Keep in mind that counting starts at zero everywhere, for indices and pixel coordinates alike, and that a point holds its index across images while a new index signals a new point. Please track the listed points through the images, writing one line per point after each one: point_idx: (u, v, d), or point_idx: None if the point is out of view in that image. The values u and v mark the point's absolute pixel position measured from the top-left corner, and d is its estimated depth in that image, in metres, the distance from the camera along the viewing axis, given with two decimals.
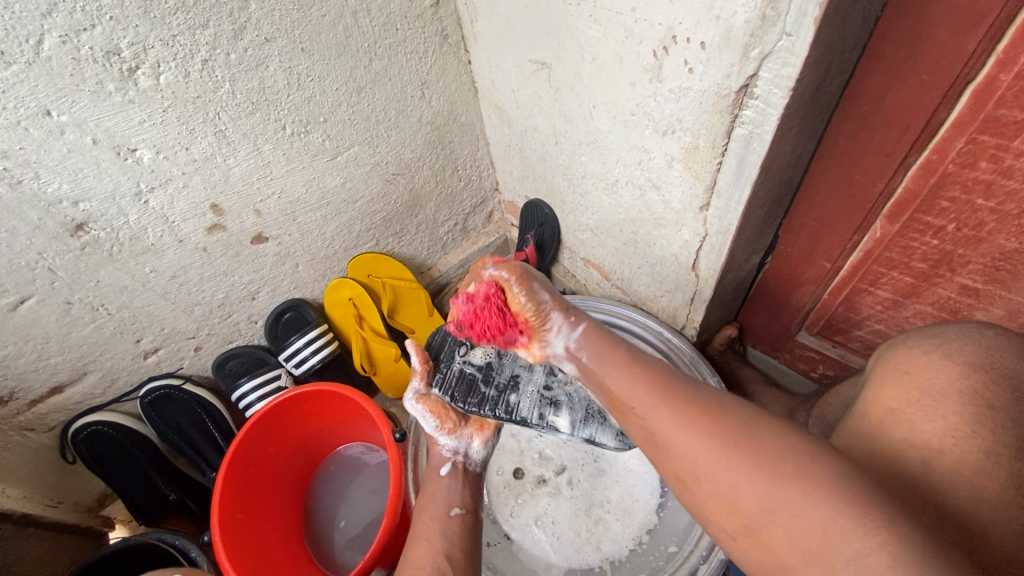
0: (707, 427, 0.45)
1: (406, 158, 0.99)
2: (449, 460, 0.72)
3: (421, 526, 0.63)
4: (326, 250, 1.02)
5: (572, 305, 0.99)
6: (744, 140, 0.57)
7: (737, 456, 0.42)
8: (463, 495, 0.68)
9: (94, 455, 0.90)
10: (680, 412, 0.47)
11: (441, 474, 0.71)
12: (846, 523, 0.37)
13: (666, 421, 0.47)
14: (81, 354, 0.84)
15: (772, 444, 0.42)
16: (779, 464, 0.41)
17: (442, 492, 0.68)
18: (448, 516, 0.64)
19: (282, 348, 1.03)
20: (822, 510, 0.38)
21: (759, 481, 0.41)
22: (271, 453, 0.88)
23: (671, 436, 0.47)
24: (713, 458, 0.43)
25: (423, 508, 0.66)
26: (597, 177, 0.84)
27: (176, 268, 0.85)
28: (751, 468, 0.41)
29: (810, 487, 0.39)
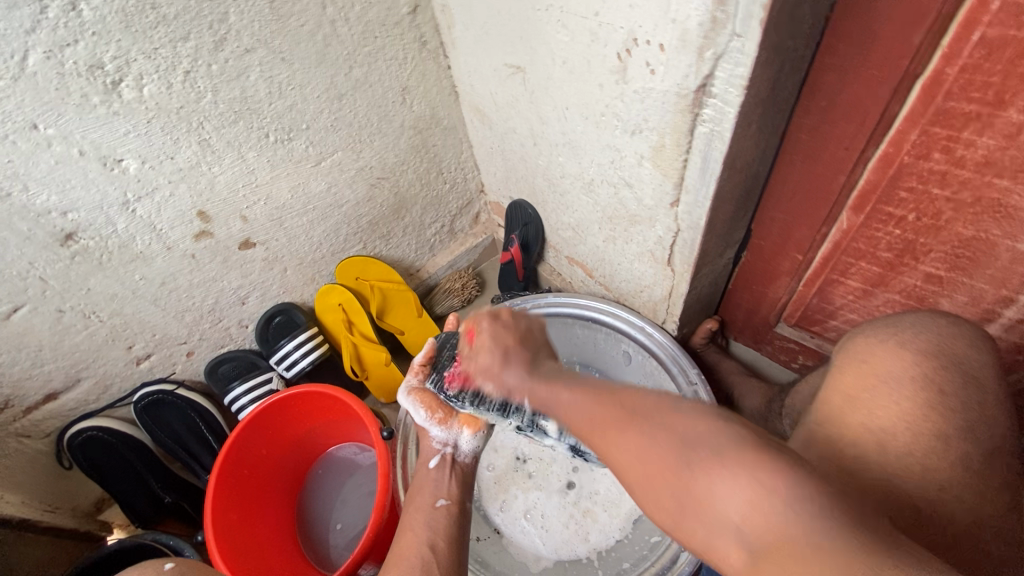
0: (632, 418, 0.43)
1: (391, 162, 1.01)
2: (438, 454, 0.74)
3: (408, 518, 0.66)
4: (314, 254, 1.04)
5: (555, 303, 1.01)
6: (706, 137, 0.59)
7: (655, 444, 0.40)
8: (449, 485, 0.70)
9: (89, 460, 0.92)
10: (615, 413, 0.44)
11: (430, 466, 0.73)
12: (747, 502, 0.35)
13: (602, 429, 0.44)
14: (74, 360, 0.86)
15: (688, 431, 0.39)
16: (688, 446, 0.38)
17: (428, 485, 0.70)
18: (435, 506, 0.67)
19: (273, 352, 1.05)
20: (732, 487, 0.35)
21: (673, 467, 0.39)
22: (263, 455, 0.90)
23: (608, 437, 0.44)
24: (636, 446, 0.41)
25: (411, 500, 0.69)
26: (574, 177, 0.86)
27: (166, 274, 0.87)
28: (666, 458, 0.39)
29: (712, 472, 0.36)
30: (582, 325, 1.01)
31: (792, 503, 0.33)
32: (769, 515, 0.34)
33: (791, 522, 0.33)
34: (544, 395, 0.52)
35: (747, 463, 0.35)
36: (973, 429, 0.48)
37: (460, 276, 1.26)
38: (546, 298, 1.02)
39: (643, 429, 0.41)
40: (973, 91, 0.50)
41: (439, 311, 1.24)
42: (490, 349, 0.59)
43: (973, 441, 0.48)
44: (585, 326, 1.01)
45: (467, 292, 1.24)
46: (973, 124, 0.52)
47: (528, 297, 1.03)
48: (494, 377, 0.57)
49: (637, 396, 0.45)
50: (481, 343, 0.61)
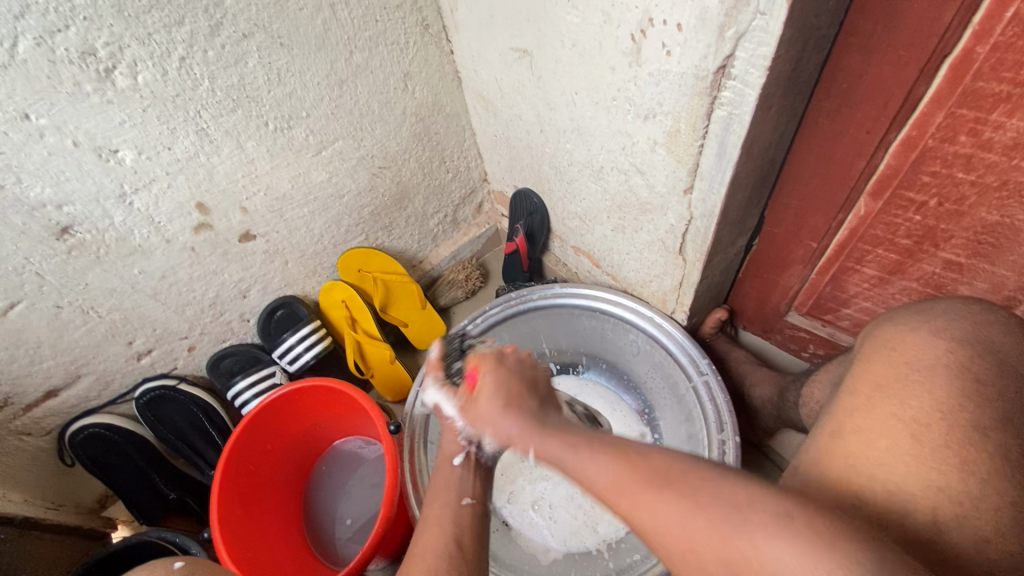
0: (667, 484, 0.40)
1: (392, 151, 0.99)
2: (463, 450, 0.67)
3: (431, 513, 0.60)
4: (316, 246, 1.01)
5: (562, 294, 0.99)
6: (724, 121, 0.57)
7: (706, 510, 0.38)
8: (477, 487, 0.64)
9: (91, 456, 0.91)
10: (646, 476, 0.40)
11: (453, 462, 0.66)
12: (804, 571, 0.34)
13: (635, 500, 0.40)
14: (73, 357, 0.84)
15: (737, 497, 0.38)
16: (744, 515, 0.37)
17: (455, 480, 0.64)
18: (460, 505, 0.61)
19: (276, 345, 1.03)
20: (807, 560, 0.34)
21: (723, 539, 0.37)
22: (270, 449, 0.89)
23: (644, 507, 0.40)
24: (671, 509, 0.39)
25: (433, 496, 0.63)
26: (582, 164, 0.83)
27: (165, 268, 0.85)
28: (717, 527, 0.37)
29: (774, 544, 0.35)
30: (590, 315, 1.00)
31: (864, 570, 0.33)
32: None
33: None
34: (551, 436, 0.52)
35: (813, 532, 0.35)
36: (1005, 419, 0.47)
37: (464, 267, 1.24)
38: (553, 289, 1.00)
39: (687, 495, 0.39)
40: (1004, 71, 0.48)
41: (443, 302, 1.22)
42: (489, 396, 0.54)
43: (1004, 432, 0.46)
44: (592, 317, 0.99)
45: (472, 281, 1.23)
46: (1002, 105, 0.50)
47: (534, 287, 1.01)
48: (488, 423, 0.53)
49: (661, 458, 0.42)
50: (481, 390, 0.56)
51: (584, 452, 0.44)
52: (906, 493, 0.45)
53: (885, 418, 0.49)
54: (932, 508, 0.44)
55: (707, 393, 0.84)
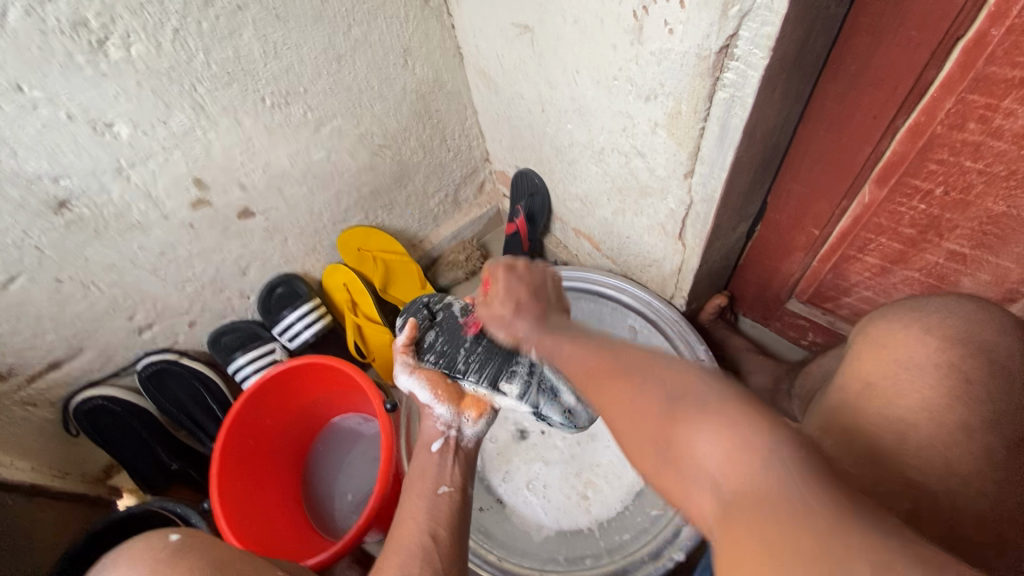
0: (624, 372, 0.42)
1: (392, 128, 0.98)
2: (441, 437, 0.74)
3: (408, 505, 0.65)
4: (315, 224, 1.01)
5: (562, 277, 0.99)
6: (726, 104, 0.56)
7: (644, 391, 0.39)
8: (452, 473, 0.70)
9: (95, 426, 0.93)
10: (612, 366, 0.44)
11: (431, 450, 0.73)
12: (722, 454, 0.32)
13: (599, 384, 0.44)
14: (75, 330, 0.85)
15: (672, 382, 0.38)
16: (671, 391, 0.38)
17: (432, 470, 0.70)
18: (437, 494, 0.66)
19: (276, 322, 1.04)
20: (711, 428, 0.33)
21: (657, 420, 0.37)
22: (269, 425, 0.91)
23: (603, 386, 0.43)
24: (626, 395, 0.40)
25: (411, 487, 0.68)
26: (584, 146, 0.82)
27: (164, 244, 0.85)
28: (657, 406, 0.37)
29: (688, 425, 0.35)
30: (588, 299, 0.99)
31: (773, 449, 0.31)
32: (744, 476, 0.31)
33: (764, 477, 0.30)
34: (546, 337, 0.56)
35: (730, 414, 0.33)
36: (999, 414, 0.46)
37: (464, 248, 1.24)
38: None
39: (634, 381, 0.41)
40: (1018, 55, 0.46)
41: (443, 283, 1.22)
42: (503, 297, 0.63)
43: (997, 427, 0.46)
44: (591, 300, 0.99)
45: (472, 263, 1.23)
46: (1014, 92, 0.48)
47: None
48: (509, 325, 0.62)
49: (635, 353, 0.45)
50: (495, 289, 0.65)
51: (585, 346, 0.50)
52: (889, 491, 0.45)
53: (874, 416, 0.49)
54: (913, 502, 0.44)
55: None
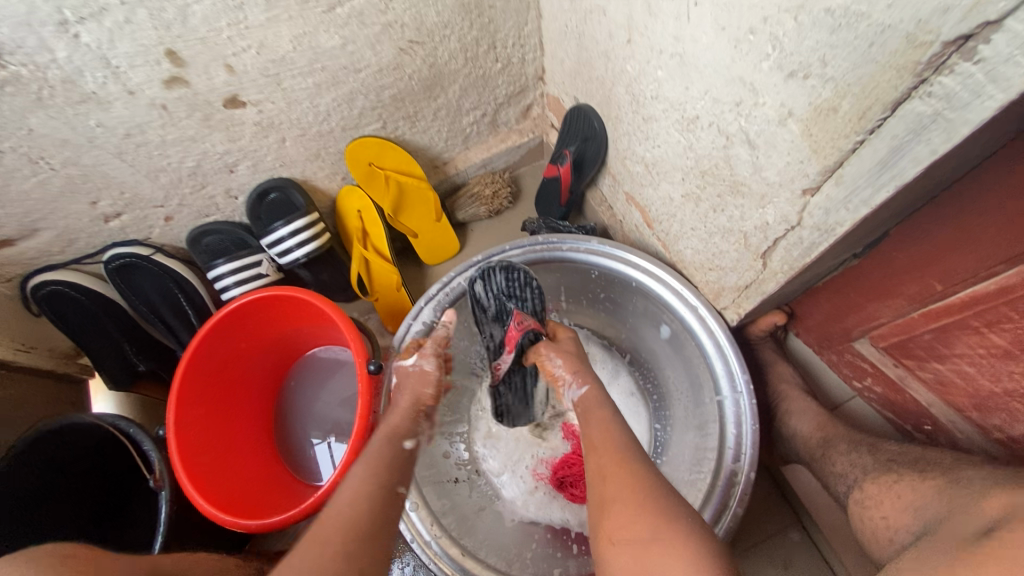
0: (629, 470, 0.56)
1: (430, 22, 0.76)
2: (412, 439, 0.67)
3: (358, 481, 0.57)
4: (321, 126, 0.83)
5: (599, 253, 0.83)
6: (916, 122, 0.37)
7: (645, 491, 0.53)
8: (406, 473, 0.62)
9: (57, 313, 0.84)
10: (624, 469, 0.56)
11: (400, 410, 0.70)
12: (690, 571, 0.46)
13: (614, 474, 0.56)
14: (26, 209, 0.72)
15: (668, 506, 0.52)
16: (662, 503, 0.52)
17: (395, 469, 0.61)
18: (395, 493, 0.58)
19: (264, 234, 0.91)
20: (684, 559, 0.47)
21: (608, 479, 0.57)
22: (244, 352, 0.83)
23: (611, 477, 0.56)
24: (602, 420, 0.65)
25: (364, 467, 0.59)
26: (672, 104, 0.62)
27: (129, 124, 0.69)
28: (654, 517, 0.51)
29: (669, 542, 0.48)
30: (623, 285, 0.85)
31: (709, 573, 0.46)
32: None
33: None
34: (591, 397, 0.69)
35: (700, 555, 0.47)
36: None
37: (493, 180, 1.06)
38: (591, 244, 0.84)
39: (641, 486, 0.54)
40: None
41: (462, 217, 1.07)
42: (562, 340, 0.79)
43: None
44: (625, 287, 0.85)
45: (498, 201, 1.06)
46: None
47: (569, 235, 0.85)
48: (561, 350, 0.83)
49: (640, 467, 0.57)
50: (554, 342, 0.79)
51: (622, 433, 0.62)
52: None
53: None
54: None
55: (734, 413, 0.72)
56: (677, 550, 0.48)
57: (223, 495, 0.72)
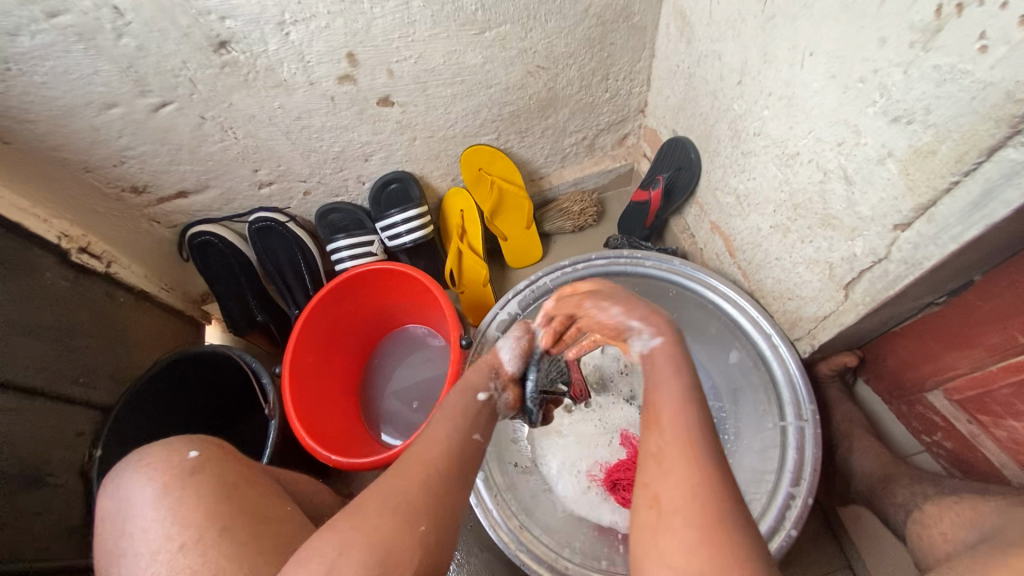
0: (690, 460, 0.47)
1: (558, 51, 0.87)
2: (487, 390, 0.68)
3: (438, 431, 0.59)
4: (447, 131, 0.96)
5: (680, 272, 0.90)
6: (1010, 168, 0.42)
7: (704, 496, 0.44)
8: (484, 424, 0.63)
9: (205, 260, 0.99)
10: (686, 452, 0.47)
11: (476, 396, 0.66)
12: None
13: (676, 463, 0.47)
14: (206, 168, 0.87)
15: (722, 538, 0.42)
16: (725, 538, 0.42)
17: (465, 408, 0.64)
18: (469, 439, 0.60)
19: (380, 218, 1.03)
20: None
21: (665, 463, 0.48)
22: (350, 314, 0.94)
23: (672, 466, 0.47)
24: (667, 375, 0.55)
25: (444, 417, 0.62)
26: (773, 141, 0.69)
27: (302, 110, 0.84)
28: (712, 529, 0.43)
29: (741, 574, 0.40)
30: (698, 307, 0.90)
31: None
32: None
33: None
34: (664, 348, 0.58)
35: None
36: None
37: (582, 198, 1.15)
38: (673, 263, 0.90)
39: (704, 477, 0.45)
40: None
41: (548, 229, 1.16)
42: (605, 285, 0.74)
43: None
44: (700, 308, 0.90)
45: (584, 218, 1.15)
46: None
47: (653, 253, 0.92)
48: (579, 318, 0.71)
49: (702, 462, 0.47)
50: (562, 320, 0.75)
51: (671, 389, 0.53)
52: None
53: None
54: None
55: (797, 439, 0.75)
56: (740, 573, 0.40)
57: (319, 433, 0.82)
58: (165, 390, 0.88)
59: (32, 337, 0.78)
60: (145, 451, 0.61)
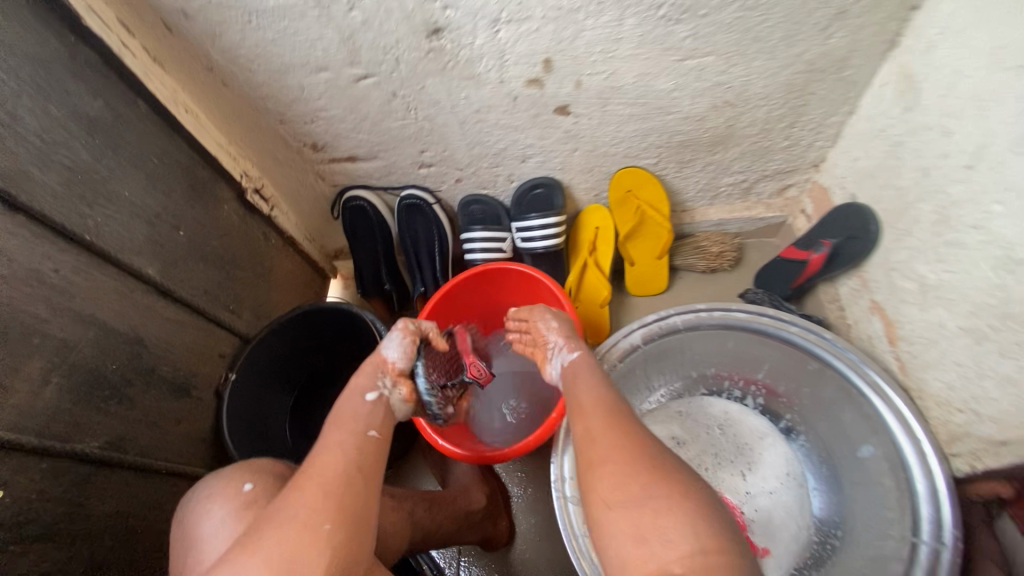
0: (618, 428, 0.56)
1: (752, 91, 0.83)
2: (379, 390, 0.66)
3: (336, 437, 0.59)
4: (610, 148, 0.94)
5: (827, 347, 0.83)
6: None
7: (624, 452, 0.53)
8: (383, 422, 0.63)
9: (353, 223, 1.05)
10: (614, 425, 0.56)
11: (364, 398, 0.65)
12: (684, 556, 0.46)
13: (608, 437, 0.55)
14: (380, 140, 0.92)
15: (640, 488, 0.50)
16: (652, 465, 0.51)
17: (362, 415, 0.63)
18: (366, 436, 0.60)
19: (519, 219, 1.04)
20: (692, 539, 0.46)
21: (596, 435, 0.56)
22: (471, 305, 0.98)
23: (603, 436, 0.56)
24: (590, 379, 0.66)
25: (340, 421, 0.61)
26: (997, 240, 0.62)
27: (484, 103, 0.85)
28: (659, 471, 0.51)
29: (665, 505, 0.48)
30: (837, 388, 0.84)
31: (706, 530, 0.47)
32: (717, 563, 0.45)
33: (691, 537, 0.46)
34: (580, 368, 0.68)
35: (690, 513, 0.48)
36: None
37: (722, 241, 1.10)
38: (822, 336, 0.83)
39: (615, 432, 0.55)
40: None
41: (678, 262, 1.12)
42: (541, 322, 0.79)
43: None
44: (840, 391, 0.84)
45: (720, 261, 1.10)
46: None
47: (802, 320, 0.86)
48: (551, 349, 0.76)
49: (638, 435, 0.55)
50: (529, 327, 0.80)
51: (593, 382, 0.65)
52: None
53: None
54: None
55: (927, 562, 0.68)
56: (664, 503, 0.49)
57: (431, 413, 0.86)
58: (289, 335, 0.93)
59: (204, 263, 0.86)
60: (212, 481, 0.65)
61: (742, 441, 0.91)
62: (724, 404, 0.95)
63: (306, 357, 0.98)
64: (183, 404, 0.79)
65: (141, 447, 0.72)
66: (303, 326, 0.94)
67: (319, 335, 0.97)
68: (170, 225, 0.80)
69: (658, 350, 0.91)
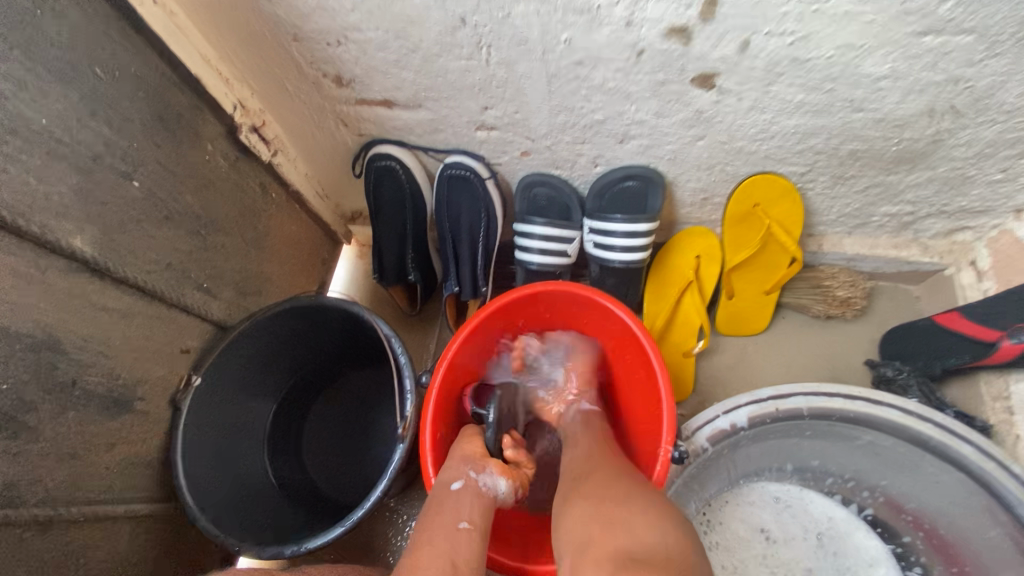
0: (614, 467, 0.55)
1: (1001, 94, 0.55)
2: (465, 477, 0.57)
3: (425, 536, 0.50)
4: (750, 144, 0.66)
5: (1012, 491, 0.59)
6: None
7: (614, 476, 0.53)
8: (476, 509, 0.54)
9: (378, 190, 0.80)
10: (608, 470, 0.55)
11: (450, 487, 0.55)
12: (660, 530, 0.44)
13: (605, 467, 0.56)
14: (431, 84, 0.65)
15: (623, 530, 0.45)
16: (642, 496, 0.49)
17: (451, 506, 0.53)
18: (456, 529, 0.51)
19: (597, 217, 0.78)
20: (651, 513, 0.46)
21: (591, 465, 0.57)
22: (520, 328, 0.74)
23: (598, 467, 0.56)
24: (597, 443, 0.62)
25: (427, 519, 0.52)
26: None
27: (591, 55, 0.57)
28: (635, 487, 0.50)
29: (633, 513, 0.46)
30: (1013, 546, 0.60)
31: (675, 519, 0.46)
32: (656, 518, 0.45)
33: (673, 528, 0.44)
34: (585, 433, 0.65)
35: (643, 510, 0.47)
36: None
37: (852, 283, 0.84)
38: (1011, 472, 0.60)
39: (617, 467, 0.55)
40: None
41: (788, 300, 0.88)
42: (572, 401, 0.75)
43: None
44: (1014, 550, 0.60)
45: (844, 310, 0.85)
46: None
47: (982, 440, 0.62)
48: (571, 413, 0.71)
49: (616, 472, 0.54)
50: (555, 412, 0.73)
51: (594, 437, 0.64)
52: None
53: None
54: None
55: None
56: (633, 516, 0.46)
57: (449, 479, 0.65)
58: (274, 330, 0.70)
59: (169, 227, 0.62)
60: None
61: (834, 556, 0.72)
62: (819, 501, 0.75)
63: (298, 355, 0.77)
64: (120, 424, 0.58)
65: (48, 492, 0.51)
66: (291, 320, 0.70)
67: (317, 332, 0.75)
68: (119, 171, 0.55)
69: (763, 433, 0.68)
